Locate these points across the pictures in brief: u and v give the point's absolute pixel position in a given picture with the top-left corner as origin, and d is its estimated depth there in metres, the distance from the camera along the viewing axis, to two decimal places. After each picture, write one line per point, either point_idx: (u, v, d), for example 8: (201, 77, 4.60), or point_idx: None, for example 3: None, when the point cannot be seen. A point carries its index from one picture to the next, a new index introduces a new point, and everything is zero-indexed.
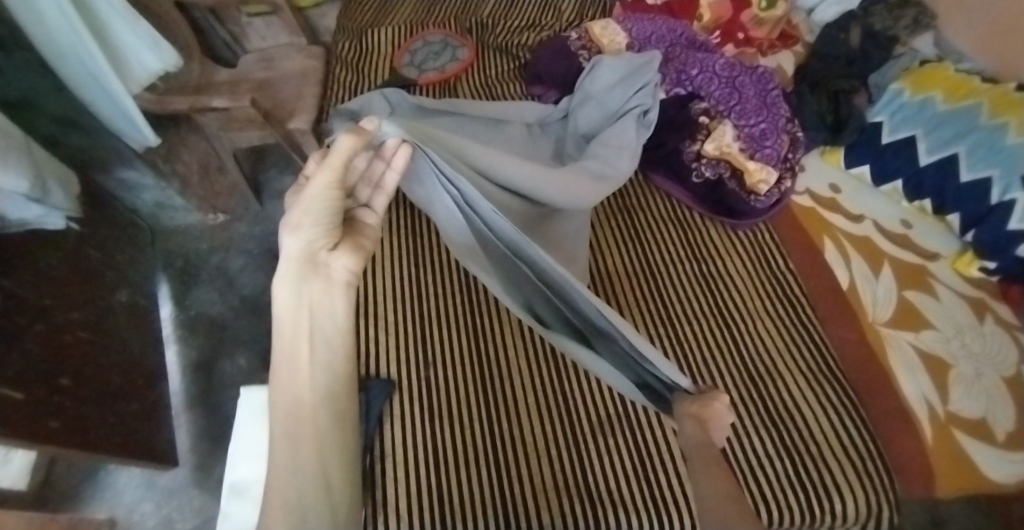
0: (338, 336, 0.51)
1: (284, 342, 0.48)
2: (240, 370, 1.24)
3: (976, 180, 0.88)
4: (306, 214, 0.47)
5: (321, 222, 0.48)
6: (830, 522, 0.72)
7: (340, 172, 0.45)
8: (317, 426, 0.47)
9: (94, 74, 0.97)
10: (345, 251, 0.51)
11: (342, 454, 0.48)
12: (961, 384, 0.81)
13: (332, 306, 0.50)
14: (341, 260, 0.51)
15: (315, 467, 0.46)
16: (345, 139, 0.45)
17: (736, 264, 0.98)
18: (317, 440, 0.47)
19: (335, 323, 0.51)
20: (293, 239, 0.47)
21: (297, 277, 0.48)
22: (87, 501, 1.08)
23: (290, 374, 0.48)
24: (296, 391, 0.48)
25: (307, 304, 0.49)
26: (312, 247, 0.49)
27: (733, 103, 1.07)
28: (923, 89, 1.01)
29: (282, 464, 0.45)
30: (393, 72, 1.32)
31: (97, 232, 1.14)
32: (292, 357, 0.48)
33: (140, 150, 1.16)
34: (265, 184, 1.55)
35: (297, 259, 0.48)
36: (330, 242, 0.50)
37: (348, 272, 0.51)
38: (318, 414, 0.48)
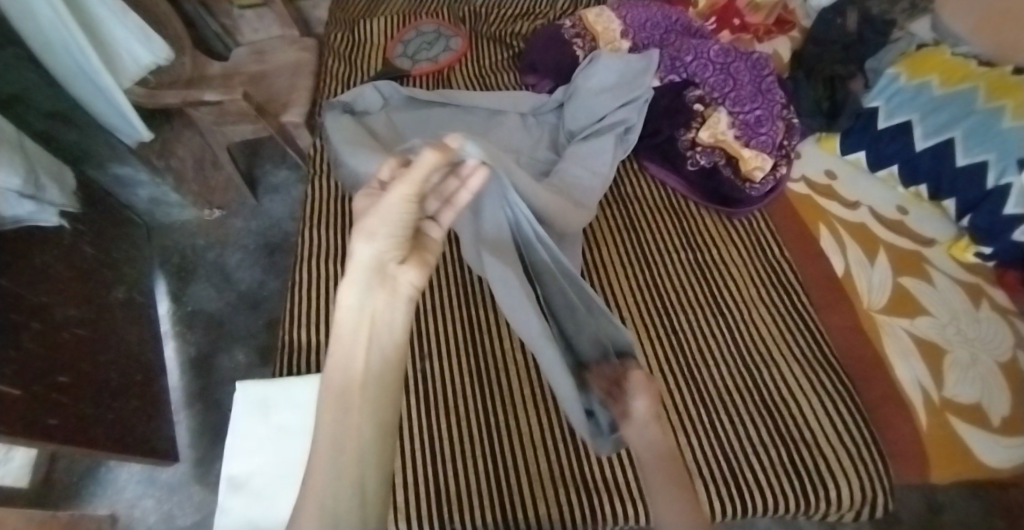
0: (394, 345, 0.46)
1: (338, 341, 0.44)
2: (239, 365, 1.24)
3: (970, 165, 0.88)
4: (382, 222, 0.46)
5: (396, 233, 0.47)
6: (825, 508, 0.73)
7: (418, 184, 0.45)
8: (362, 429, 0.43)
9: (85, 69, 0.97)
10: (412, 265, 0.49)
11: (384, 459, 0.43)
12: (956, 369, 0.81)
13: (393, 314, 0.46)
14: (407, 275, 0.48)
15: (354, 476, 0.41)
16: (431, 153, 0.45)
17: (732, 253, 0.98)
18: (359, 444, 0.42)
19: (393, 333, 0.46)
20: (365, 246, 0.46)
21: (362, 282, 0.45)
22: (89, 497, 1.09)
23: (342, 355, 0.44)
24: (346, 382, 0.43)
25: (367, 312, 0.45)
26: (382, 257, 0.47)
27: (728, 89, 1.06)
28: (920, 74, 1.00)
29: (320, 474, 0.40)
30: (386, 63, 1.31)
31: (92, 229, 1.14)
32: (346, 358, 0.44)
33: (134, 146, 1.16)
34: (260, 179, 1.54)
35: (366, 267, 0.46)
36: (398, 255, 0.48)
37: (412, 288, 0.48)
38: (366, 414, 0.43)
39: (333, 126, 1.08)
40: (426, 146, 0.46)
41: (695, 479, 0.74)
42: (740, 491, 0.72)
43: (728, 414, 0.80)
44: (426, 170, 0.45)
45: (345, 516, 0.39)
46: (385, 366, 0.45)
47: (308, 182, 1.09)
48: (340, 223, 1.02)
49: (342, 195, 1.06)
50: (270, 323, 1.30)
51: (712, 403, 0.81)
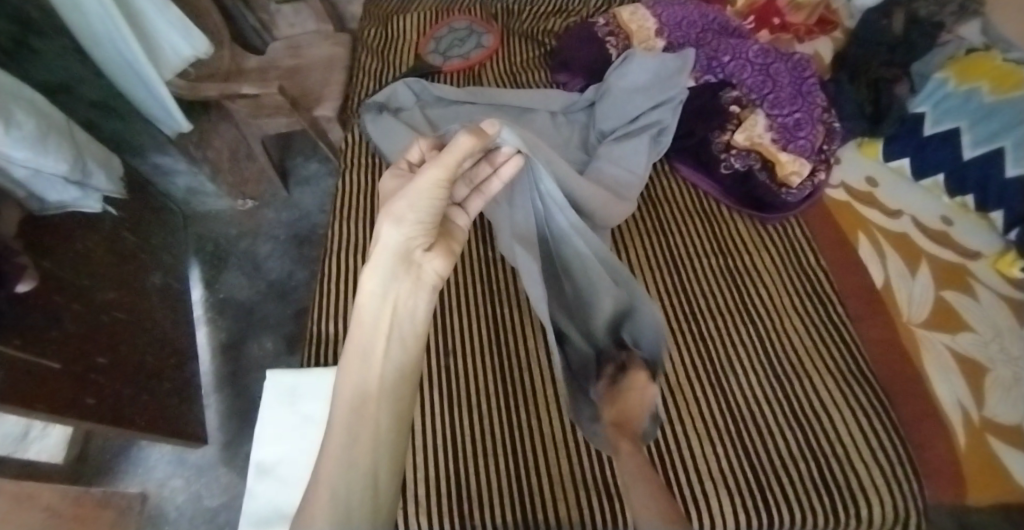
0: (414, 335, 0.47)
1: (360, 331, 0.46)
2: (266, 352, 1.27)
3: (1021, 175, 0.83)
4: (411, 207, 0.46)
5: (424, 220, 0.47)
6: (854, 526, 0.70)
7: (451, 169, 0.44)
8: (379, 420, 0.43)
9: (129, 60, 1.00)
10: (438, 254, 0.50)
11: (399, 451, 0.44)
12: (999, 388, 0.77)
13: (416, 305, 0.47)
14: (433, 262, 0.49)
15: (367, 466, 0.42)
16: (465, 139, 0.42)
17: (765, 259, 0.96)
18: (374, 436, 0.43)
19: (414, 325, 0.47)
20: (393, 231, 0.46)
21: (388, 270, 0.47)
22: (122, 475, 1.13)
23: (362, 345, 0.45)
24: (364, 378, 0.44)
25: (390, 300, 0.47)
26: (409, 244, 0.48)
27: (767, 91, 1.04)
28: (968, 80, 0.95)
29: (334, 463, 0.41)
30: (418, 59, 1.32)
31: (133, 216, 1.18)
32: (366, 349, 0.45)
33: (172, 135, 1.20)
34: (292, 171, 1.57)
35: (394, 253, 0.47)
36: (425, 243, 0.49)
37: (437, 276, 0.49)
38: (384, 404, 0.44)
39: (377, 130, 1.11)
40: (461, 131, 0.43)
41: (719, 489, 0.72)
42: (766, 504, 0.71)
43: (756, 424, 0.78)
44: (460, 157, 0.43)
45: (357, 506, 0.40)
46: (403, 359, 0.46)
47: (339, 176, 1.10)
48: (369, 217, 1.03)
49: (373, 191, 1.07)
50: (298, 312, 1.33)
51: (739, 412, 0.79)
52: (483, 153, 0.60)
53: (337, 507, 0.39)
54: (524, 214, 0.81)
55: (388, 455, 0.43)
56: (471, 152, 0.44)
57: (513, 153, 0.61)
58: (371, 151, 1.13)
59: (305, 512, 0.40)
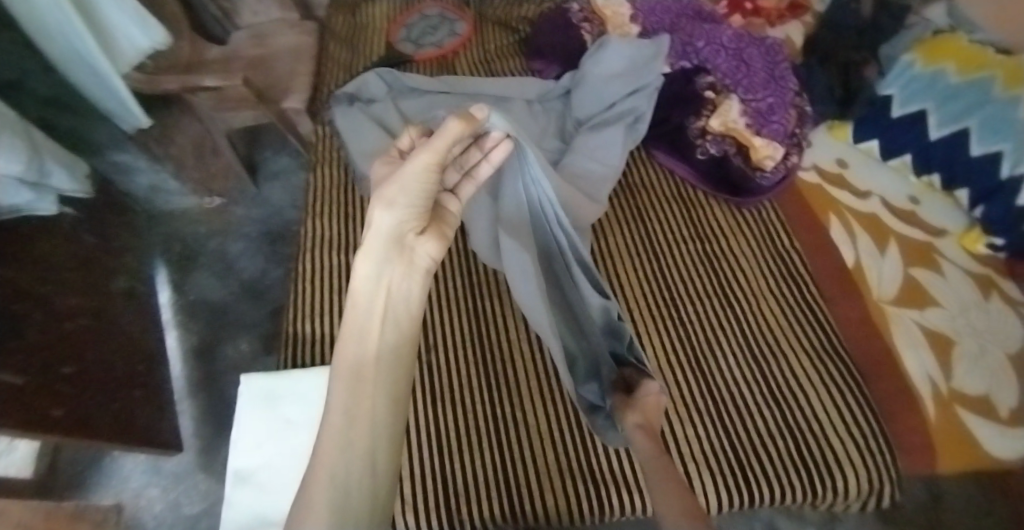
0: (409, 317, 0.43)
1: (353, 314, 0.41)
2: (242, 354, 1.24)
3: (986, 154, 0.86)
4: (402, 191, 0.43)
5: (416, 203, 0.44)
6: (831, 498, 0.72)
7: (441, 155, 0.42)
8: (375, 404, 0.40)
9: (83, 54, 0.94)
10: (431, 237, 0.46)
11: (396, 429, 0.41)
12: (965, 359, 0.80)
13: (410, 287, 0.44)
14: (426, 246, 0.46)
15: (365, 444, 0.39)
16: (454, 124, 0.40)
17: (742, 243, 0.97)
18: (371, 414, 0.39)
19: (409, 305, 0.44)
20: (385, 216, 0.43)
21: (380, 253, 0.43)
22: (95, 487, 1.09)
23: (356, 324, 0.41)
24: (360, 355, 0.40)
25: (384, 282, 0.43)
26: (401, 228, 0.44)
27: (741, 76, 1.05)
28: (935, 61, 0.98)
29: (331, 441, 0.38)
30: (389, 48, 1.28)
31: (93, 217, 1.13)
32: (361, 328, 0.41)
33: (131, 131, 1.15)
34: (261, 165, 1.52)
35: (386, 237, 0.43)
36: (417, 226, 0.45)
37: (430, 261, 0.46)
38: (382, 384, 0.40)
39: (347, 123, 1.08)
40: (450, 116, 0.41)
41: (702, 470, 0.74)
42: (747, 482, 0.72)
43: (736, 405, 0.79)
44: (450, 143, 0.41)
45: (356, 483, 0.37)
46: (399, 339, 0.42)
47: (311, 170, 1.07)
48: (344, 212, 1.00)
49: (345, 187, 1.04)
50: (274, 312, 1.30)
51: (721, 394, 0.81)
52: (472, 139, 0.58)
53: (337, 485, 0.36)
54: (512, 203, 0.83)
55: (386, 433, 0.40)
56: (461, 138, 0.43)
57: (502, 137, 0.59)
58: (341, 145, 1.10)
59: (302, 499, 0.37)
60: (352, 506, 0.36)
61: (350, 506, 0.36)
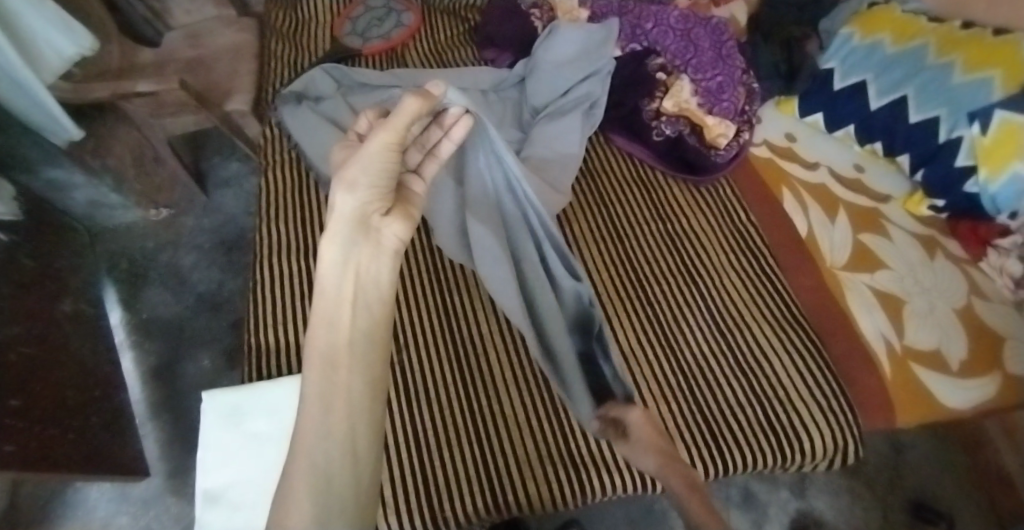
0: (381, 302, 0.42)
1: (322, 301, 0.41)
2: (204, 370, 1.19)
3: (923, 120, 0.90)
4: (363, 171, 0.43)
5: (378, 183, 0.44)
6: (800, 460, 0.75)
7: (401, 134, 0.43)
8: (351, 385, 0.39)
9: (2, 66, 0.88)
10: (396, 218, 0.46)
11: (376, 411, 0.39)
12: (915, 318, 0.84)
13: (379, 269, 0.43)
14: (392, 227, 0.45)
15: (344, 432, 0.37)
16: (411, 100, 0.42)
17: (701, 220, 0.99)
18: (348, 402, 0.38)
19: (380, 289, 0.42)
20: (347, 198, 0.43)
21: (345, 236, 0.42)
22: (58, 522, 1.04)
23: (327, 313, 0.40)
24: (332, 341, 0.39)
25: (351, 267, 0.42)
26: (365, 210, 0.44)
27: (689, 56, 1.07)
28: (872, 32, 1.02)
29: (308, 431, 0.37)
30: (335, 43, 1.24)
31: (29, 239, 1.06)
32: (331, 312, 0.40)
33: (62, 145, 1.08)
34: (209, 172, 1.46)
35: (350, 220, 0.43)
36: (382, 207, 0.45)
37: (398, 241, 0.45)
38: (356, 369, 0.39)
39: (297, 125, 1.05)
40: (405, 94, 0.43)
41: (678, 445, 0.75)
42: (721, 452, 0.74)
43: (706, 379, 0.81)
44: (409, 119, 0.43)
45: (338, 470, 0.36)
46: (372, 324, 0.41)
47: (262, 174, 1.03)
48: (301, 215, 0.97)
49: (298, 188, 1.01)
50: (235, 324, 1.25)
51: (690, 370, 0.82)
52: (431, 118, 0.58)
53: (318, 470, 0.35)
54: (479, 185, 0.83)
55: (366, 417, 0.39)
56: (418, 116, 0.44)
57: (462, 112, 0.59)
58: (291, 146, 1.06)
59: (283, 499, 0.35)
60: (334, 493, 0.35)
61: (332, 498, 0.35)
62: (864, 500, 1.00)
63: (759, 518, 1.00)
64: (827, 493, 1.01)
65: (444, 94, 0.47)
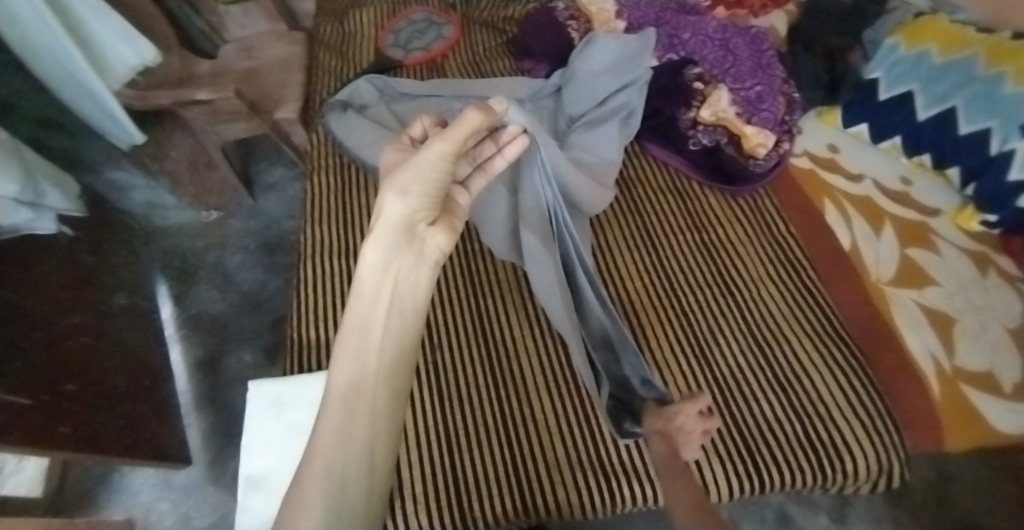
0: (414, 312, 0.46)
1: (360, 304, 0.44)
2: (246, 365, 1.24)
3: (972, 132, 0.87)
4: (417, 178, 0.45)
5: (428, 192, 0.46)
6: (842, 480, 0.73)
7: (457, 145, 0.44)
8: (375, 396, 0.43)
9: (73, 74, 0.95)
10: (441, 229, 0.49)
11: (394, 420, 0.44)
12: (967, 337, 0.80)
13: (417, 279, 0.46)
14: (436, 238, 0.48)
15: (363, 437, 0.42)
16: (472, 115, 0.42)
17: (739, 232, 0.98)
18: (370, 411, 0.42)
19: (415, 299, 0.46)
20: (398, 203, 0.45)
21: (391, 243, 0.45)
22: (104, 505, 1.09)
23: (361, 319, 0.44)
24: (362, 349, 0.43)
25: (393, 271, 0.45)
26: (413, 218, 0.46)
27: (728, 66, 1.06)
28: (917, 42, 0.99)
29: (329, 435, 0.41)
30: (378, 54, 1.29)
31: (90, 236, 1.13)
32: (366, 322, 0.44)
33: (126, 148, 1.15)
34: (256, 178, 1.53)
35: (397, 226, 0.45)
36: (428, 217, 0.48)
37: (439, 252, 0.48)
38: (382, 382, 0.43)
39: (343, 131, 1.09)
40: (468, 107, 0.43)
41: (712, 458, 0.74)
42: (757, 467, 0.73)
43: (741, 392, 0.80)
44: (465, 134, 0.43)
45: (351, 477, 0.40)
46: (403, 334, 0.45)
47: (309, 178, 1.08)
48: (343, 218, 1.01)
49: (340, 191, 1.05)
50: (276, 322, 1.30)
51: (726, 382, 0.81)
52: (489, 134, 0.62)
53: (333, 473, 0.40)
54: (530, 196, 0.87)
55: (384, 423, 0.43)
56: (476, 131, 0.44)
57: (518, 133, 0.62)
58: (339, 151, 1.11)
59: (299, 487, 0.40)
60: (346, 496, 0.40)
61: (345, 502, 0.39)
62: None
63: None
64: (868, 521, 0.98)
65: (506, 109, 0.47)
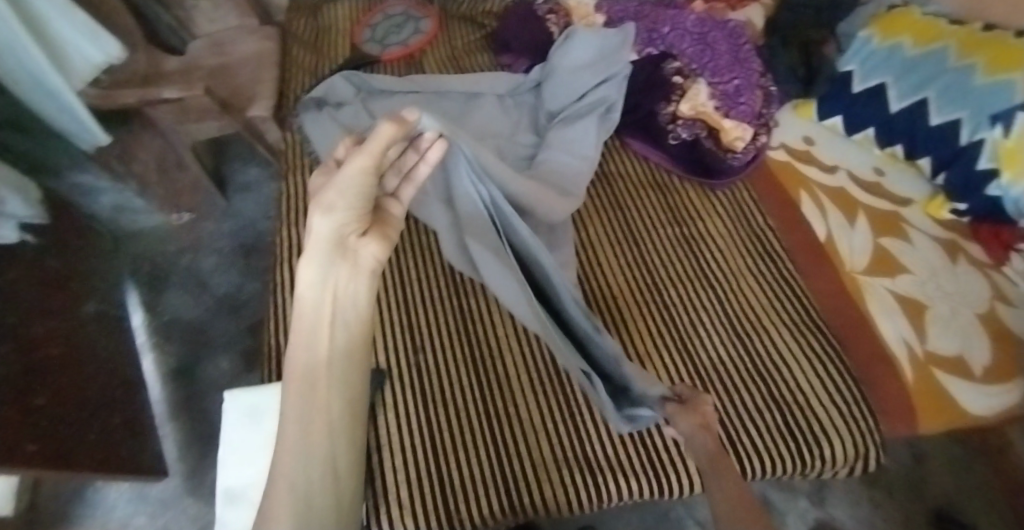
0: (358, 320, 0.45)
1: (301, 320, 0.43)
2: (223, 372, 1.22)
3: (944, 123, 0.90)
4: (340, 195, 0.44)
5: (355, 205, 0.46)
6: (820, 466, 0.75)
7: (376, 158, 0.44)
8: (330, 404, 0.42)
9: (32, 71, 0.90)
10: (374, 239, 0.48)
11: (354, 436, 0.44)
12: (938, 323, 0.83)
13: (356, 290, 0.46)
14: (369, 248, 0.47)
15: (324, 453, 0.41)
16: (386, 126, 0.44)
17: (718, 225, 0.99)
18: (327, 422, 0.42)
19: (357, 310, 0.46)
20: (325, 221, 0.44)
21: (324, 259, 0.44)
22: (78, 521, 1.06)
23: (306, 331, 0.43)
24: (311, 359, 0.43)
25: (329, 288, 0.44)
26: (342, 231, 0.45)
27: (706, 60, 1.07)
28: (891, 35, 1.01)
29: (290, 455, 0.40)
30: (354, 50, 1.26)
31: (54, 242, 1.08)
32: (310, 332, 0.43)
33: (89, 150, 1.10)
34: (229, 178, 1.48)
35: (328, 242, 0.44)
36: (359, 228, 0.47)
37: (375, 261, 0.47)
38: (335, 386, 0.43)
39: (317, 130, 1.06)
40: (381, 121, 0.44)
41: None
42: (741, 457, 0.74)
43: (723, 384, 0.81)
44: (383, 145, 0.44)
45: (317, 491, 0.39)
46: (350, 342, 0.45)
47: (282, 179, 1.05)
48: None
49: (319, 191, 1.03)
50: (254, 326, 1.27)
51: (707, 374, 0.82)
52: (408, 143, 0.58)
53: (298, 489, 0.38)
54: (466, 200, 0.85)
55: (344, 438, 0.43)
56: (394, 140, 0.45)
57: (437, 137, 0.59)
58: (310, 151, 1.08)
59: (265, 511, 0.38)
60: (315, 510, 0.38)
61: (313, 518, 0.37)
62: (887, 510, 0.98)
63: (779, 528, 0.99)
64: (846, 502, 1.00)
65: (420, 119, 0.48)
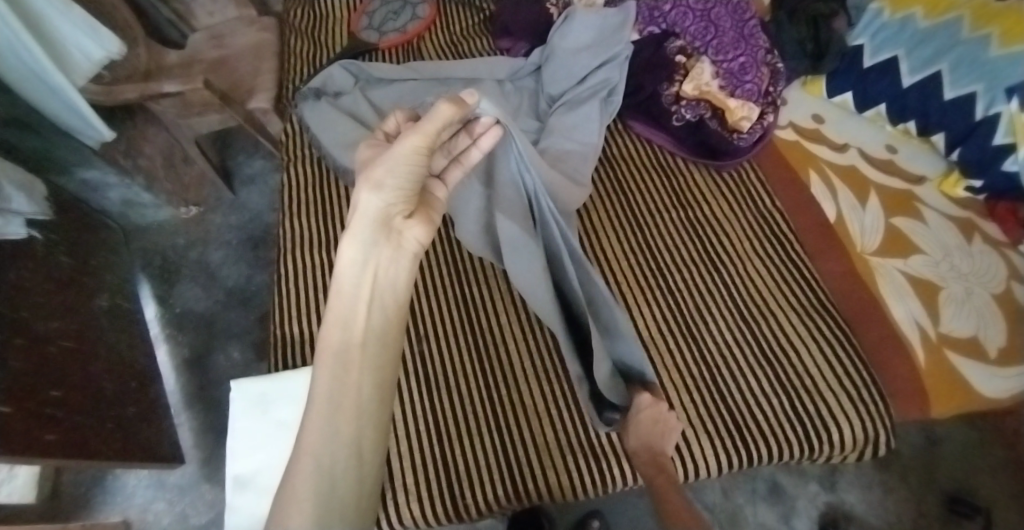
0: (395, 305, 0.46)
1: (339, 300, 0.45)
2: (234, 362, 1.24)
3: (958, 97, 0.86)
4: (390, 172, 0.44)
5: (404, 186, 0.46)
6: (828, 450, 0.74)
7: (431, 137, 0.44)
8: (360, 388, 0.43)
9: (35, 69, 0.91)
10: (419, 221, 0.49)
11: (382, 418, 0.44)
12: (952, 304, 0.81)
13: (396, 274, 0.47)
14: (414, 230, 0.48)
15: (350, 434, 0.42)
16: (445, 106, 0.42)
17: (723, 207, 0.97)
18: (356, 406, 0.43)
19: (395, 292, 0.47)
20: (373, 197, 0.45)
21: (368, 236, 0.45)
22: (98, 508, 1.10)
23: (343, 312, 0.44)
24: (346, 341, 0.44)
25: (370, 266, 0.45)
26: (389, 211, 0.46)
27: (709, 37, 1.05)
28: (905, 5, 0.96)
29: (316, 433, 0.41)
30: (351, 38, 1.25)
31: (65, 237, 1.10)
32: (347, 315, 0.44)
33: (95, 147, 1.09)
34: (235, 170, 1.49)
35: (373, 219, 0.45)
36: (405, 210, 0.48)
37: (418, 245, 0.48)
38: (367, 372, 0.44)
39: (316, 121, 1.06)
40: (439, 99, 0.43)
41: (700, 435, 0.75)
42: (746, 442, 0.74)
43: (729, 368, 0.80)
44: (440, 125, 0.44)
45: (341, 474, 0.40)
46: (386, 324, 0.46)
47: (284, 170, 1.05)
48: (324, 210, 0.99)
49: (321, 183, 1.03)
50: (262, 317, 1.29)
51: (713, 359, 0.81)
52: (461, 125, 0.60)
53: (322, 473, 0.40)
54: (509, 187, 0.81)
55: (371, 419, 0.43)
56: (450, 123, 0.44)
57: (493, 123, 0.60)
58: (310, 142, 1.08)
59: (288, 484, 0.40)
60: (336, 493, 0.40)
61: (333, 499, 0.40)
62: (899, 495, 0.97)
63: (787, 513, 0.98)
64: (857, 487, 0.99)
65: (478, 101, 0.47)
